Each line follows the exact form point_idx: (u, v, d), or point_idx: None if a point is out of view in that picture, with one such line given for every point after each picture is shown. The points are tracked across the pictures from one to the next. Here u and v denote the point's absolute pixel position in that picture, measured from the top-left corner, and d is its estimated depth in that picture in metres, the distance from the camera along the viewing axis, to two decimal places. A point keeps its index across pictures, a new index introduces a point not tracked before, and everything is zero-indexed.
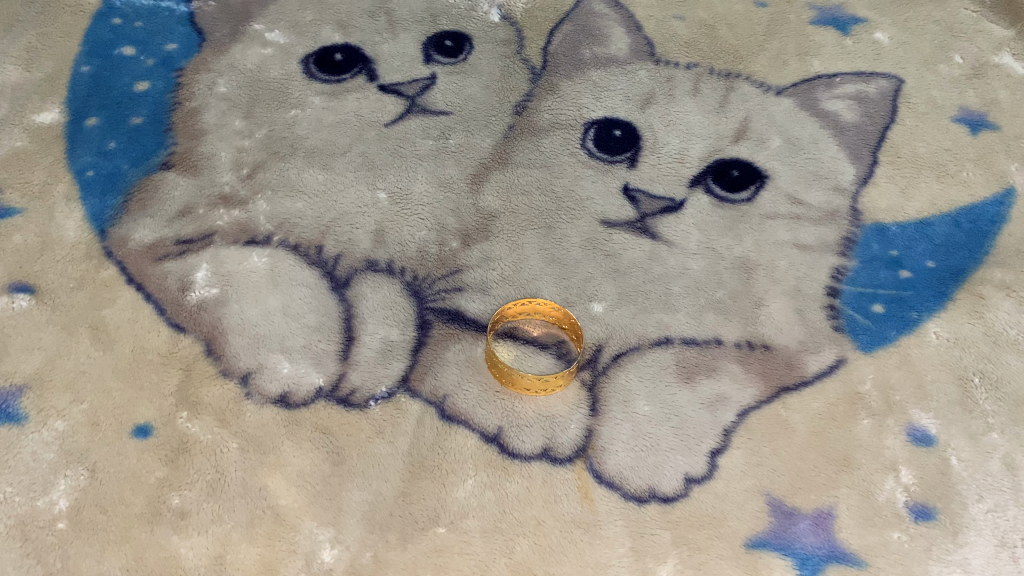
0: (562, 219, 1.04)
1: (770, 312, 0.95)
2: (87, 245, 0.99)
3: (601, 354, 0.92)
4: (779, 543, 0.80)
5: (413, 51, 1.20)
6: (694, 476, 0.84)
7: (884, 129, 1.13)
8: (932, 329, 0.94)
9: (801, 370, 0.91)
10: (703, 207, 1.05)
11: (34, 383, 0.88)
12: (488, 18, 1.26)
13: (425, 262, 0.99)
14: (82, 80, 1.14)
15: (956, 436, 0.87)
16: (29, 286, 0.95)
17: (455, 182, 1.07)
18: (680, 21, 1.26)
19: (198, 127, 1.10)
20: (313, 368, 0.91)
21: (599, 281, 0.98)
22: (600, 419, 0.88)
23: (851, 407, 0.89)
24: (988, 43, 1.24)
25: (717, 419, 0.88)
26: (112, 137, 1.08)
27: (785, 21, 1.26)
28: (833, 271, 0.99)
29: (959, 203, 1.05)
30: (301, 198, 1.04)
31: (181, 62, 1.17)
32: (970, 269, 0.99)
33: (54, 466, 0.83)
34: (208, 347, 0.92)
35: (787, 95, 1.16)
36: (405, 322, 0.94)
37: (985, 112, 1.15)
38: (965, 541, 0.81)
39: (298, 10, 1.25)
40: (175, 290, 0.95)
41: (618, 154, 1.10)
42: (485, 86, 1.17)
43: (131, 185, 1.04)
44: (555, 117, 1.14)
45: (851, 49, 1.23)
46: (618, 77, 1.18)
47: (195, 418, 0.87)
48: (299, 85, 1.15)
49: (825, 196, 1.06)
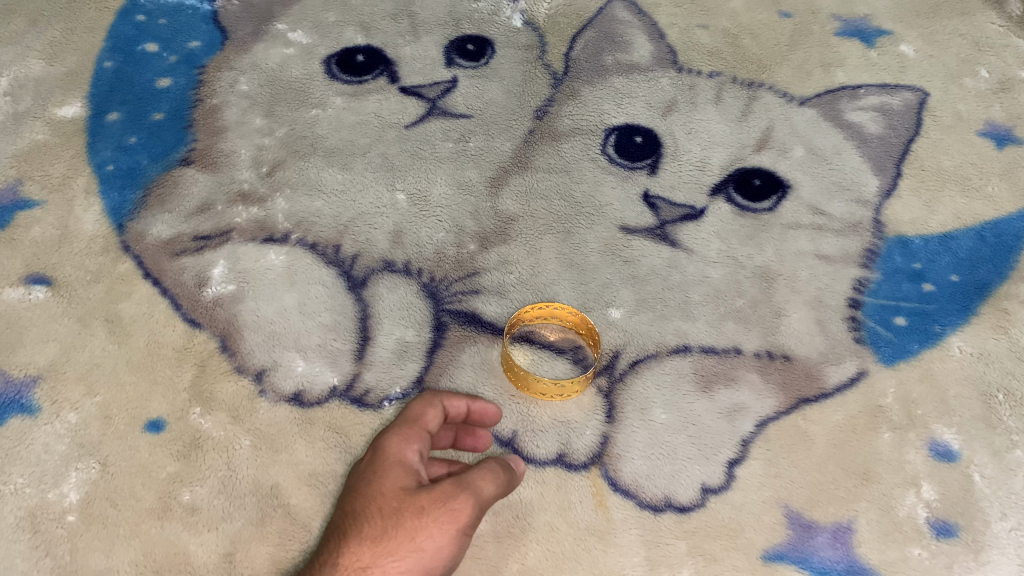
0: (581, 225, 1.03)
1: (791, 322, 0.94)
2: (104, 239, 0.99)
3: (618, 361, 0.91)
4: (796, 557, 0.79)
5: (435, 54, 1.20)
6: (711, 485, 0.83)
7: (908, 141, 1.12)
8: (956, 344, 0.93)
9: (821, 381, 0.90)
10: (724, 216, 1.04)
11: (48, 374, 0.88)
12: (510, 23, 1.25)
13: (442, 264, 0.99)
14: (105, 75, 1.15)
15: (979, 452, 0.86)
16: (46, 278, 0.95)
17: (475, 185, 1.06)
18: (703, 29, 1.25)
19: (218, 124, 1.10)
20: (328, 368, 0.90)
21: (617, 287, 0.97)
22: (616, 426, 0.87)
23: (873, 420, 0.87)
24: (1015, 58, 1.23)
25: (735, 429, 0.86)
26: (133, 132, 1.09)
27: (809, 32, 1.26)
28: (856, 282, 0.98)
29: (984, 218, 1.04)
30: (320, 197, 1.04)
31: (203, 59, 1.18)
32: (993, 284, 0.98)
33: (64, 458, 0.83)
34: (223, 343, 0.91)
35: (810, 105, 1.15)
36: (421, 322, 0.94)
37: (1011, 127, 1.14)
38: (986, 559, 0.79)
39: (321, 11, 1.25)
40: (191, 286, 0.95)
41: (639, 161, 1.09)
42: (507, 90, 1.16)
43: (150, 180, 1.04)
44: (576, 123, 1.13)
45: (875, 61, 1.22)
46: (640, 84, 1.18)
47: (209, 415, 0.86)
48: (321, 86, 1.16)
49: (848, 207, 1.05)
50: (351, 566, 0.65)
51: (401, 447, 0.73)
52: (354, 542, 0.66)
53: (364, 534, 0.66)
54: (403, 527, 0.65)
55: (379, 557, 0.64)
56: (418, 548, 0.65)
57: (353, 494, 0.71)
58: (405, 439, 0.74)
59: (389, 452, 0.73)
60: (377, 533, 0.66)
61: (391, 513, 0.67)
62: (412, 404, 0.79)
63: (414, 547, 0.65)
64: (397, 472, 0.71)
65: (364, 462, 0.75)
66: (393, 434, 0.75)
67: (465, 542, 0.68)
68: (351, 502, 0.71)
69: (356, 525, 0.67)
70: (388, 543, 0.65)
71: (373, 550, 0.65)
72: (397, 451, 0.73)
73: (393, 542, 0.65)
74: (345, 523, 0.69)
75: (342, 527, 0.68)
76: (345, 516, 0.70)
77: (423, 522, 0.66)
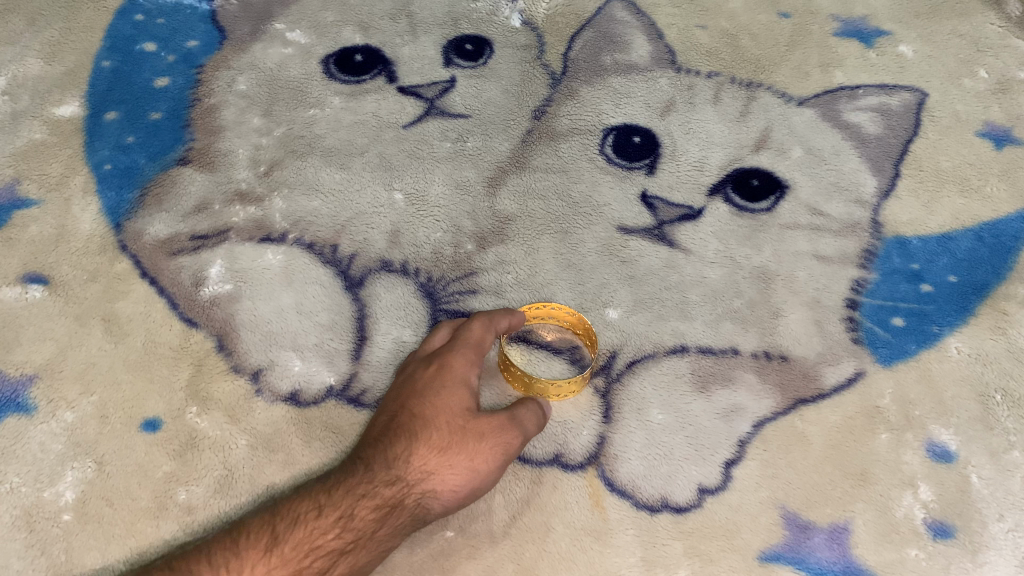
0: (578, 224, 1.03)
1: (788, 323, 0.94)
2: (101, 238, 0.99)
3: (615, 361, 0.91)
4: (793, 558, 0.79)
5: (433, 53, 1.20)
6: (707, 486, 0.83)
7: (907, 142, 1.12)
8: (954, 344, 0.93)
9: (818, 382, 0.90)
10: (722, 216, 1.04)
11: (44, 373, 0.88)
12: (509, 23, 1.25)
13: (440, 264, 0.99)
14: (103, 75, 1.15)
15: (977, 453, 0.85)
16: (43, 277, 0.95)
17: (473, 185, 1.06)
18: (702, 30, 1.25)
19: (216, 124, 1.10)
20: (325, 368, 0.90)
21: (614, 287, 0.97)
22: (613, 426, 0.87)
23: (870, 420, 0.87)
24: (1014, 59, 1.23)
25: (732, 429, 0.86)
26: (131, 132, 1.09)
27: (808, 33, 1.26)
28: (853, 283, 0.98)
29: (983, 218, 1.04)
30: (317, 196, 1.04)
31: (202, 59, 1.18)
32: (991, 284, 0.98)
33: (61, 457, 0.83)
34: (220, 343, 0.91)
35: (809, 105, 1.15)
36: (418, 322, 0.94)
37: (1009, 128, 1.14)
38: (984, 561, 0.79)
39: (320, 11, 1.25)
40: (188, 285, 0.95)
41: (637, 161, 1.09)
42: (504, 90, 1.16)
43: (147, 180, 1.04)
44: (574, 123, 1.13)
45: (874, 62, 1.22)
46: (639, 84, 1.17)
47: (205, 414, 0.86)
48: (319, 85, 1.15)
49: (846, 207, 1.04)
50: (419, 467, 0.74)
51: (464, 367, 0.81)
52: (422, 445, 0.75)
53: (433, 441, 0.75)
54: (466, 447, 0.75)
55: (444, 467, 0.74)
56: (474, 468, 0.75)
57: (417, 399, 0.79)
58: (468, 362, 0.82)
59: (453, 369, 0.81)
60: (445, 444, 0.75)
61: (457, 431, 0.76)
62: (468, 324, 0.86)
63: (471, 466, 0.75)
64: (460, 392, 0.79)
65: (426, 370, 0.82)
66: (457, 353, 0.83)
67: (506, 468, 0.78)
68: (413, 404, 0.79)
69: (423, 429, 0.76)
70: (455, 456, 0.75)
71: (440, 459, 0.74)
72: (461, 370, 0.81)
73: (456, 457, 0.74)
74: (410, 423, 0.77)
75: (408, 426, 0.76)
76: (409, 416, 0.77)
77: (485, 444, 0.76)
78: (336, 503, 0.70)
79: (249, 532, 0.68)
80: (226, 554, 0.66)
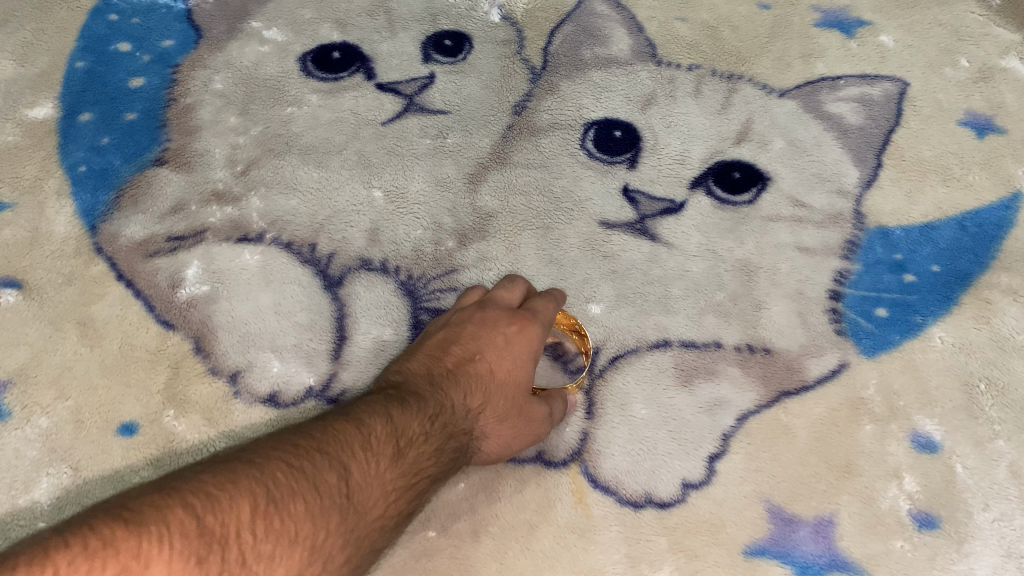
0: (560, 220, 1.02)
1: (771, 315, 0.93)
2: (76, 241, 0.97)
3: (598, 357, 0.91)
4: (778, 551, 0.78)
5: (412, 50, 1.19)
6: (692, 481, 0.82)
7: (889, 132, 1.11)
8: (937, 334, 0.92)
9: (802, 374, 0.89)
10: (704, 209, 1.03)
11: (17, 379, 0.86)
12: (488, 18, 1.24)
13: (420, 261, 0.98)
14: (77, 76, 1.13)
15: (962, 443, 0.85)
16: (17, 281, 0.93)
17: (453, 182, 1.05)
18: (683, 22, 1.24)
19: (192, 124, 1.09)
20: (304, 368, 0.89)
21: (597, 282, 0.96)
22: (595, 422, 0.86)
23: (854, 412, 0.87)
24: (995, 47, 1.22)
25: (716, 423, 0.86)
26: (106, 133, 1.07)
27: (789, 24, 1.25)
28: (836, 274, 0.97)
29: (965, 207, 1.04)
30: (295, 195, 1.03)
31: (178, 58, 1.16)
32: (975, 274, 0.97)
33: (35, 463, 0.81)
34: (197, 345, 0.90)
35: (790, 97, 1.14)
36: (399, 321, 0.93)
37: (991, 116, 1.13)
38: (969, 551, 0.79)
39: (297, 8, 1.23)
40: (164, 287, 0.94)
41: (618, 155, 1.08)
42: (484, 85, 1.15)
43: (123, 181, 1.02)
44: (555, 117, 1.12)
45: (855, 52, 1.21)
46: (619, 78, 1.17)
47: (182, 417, 0.85)
48: (296, 83, 1.14)
49: (829, 198, 1.04)
50: (480, 426, 0.76)
51: (538, 344, 0.82)
52: (490, 406, 0.76)
53: (499, 407, 0.77)
54: (515, 427, 0.78)
55: (493, 435, 0.77)
56: (507, 446, 0.78)
57: (495, 356, 0.79)
58: (540, 340, 0.82)
59: (531, 341, 0.81)
60: (506, 414, 0.77)
61: (516, 409, 0.78)
62: (539, 297, 0.86)
63: (507, 444, 0.78)
64: (528, 369, 0.80)
65: (507, 327, 0.81)
66: (537, 326, 0.82)
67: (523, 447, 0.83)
68: (490, 357, 0.79)
69: (494, 390, 0.77)
70: (507, 430, 0.77)
71: (495, 426, 0.77)
72: (535, 346, 0.81)
73: (504, 432, 0.77)
74: (485, 379, 0.77)
75: (484, 381, 0.77)
76: (487, 370, 0.78)
77: (526, 430, 0.79)
78: (435, 434, 0.71)
79: (376, 436, 0.66)
80: (364, 450, 0.65)
